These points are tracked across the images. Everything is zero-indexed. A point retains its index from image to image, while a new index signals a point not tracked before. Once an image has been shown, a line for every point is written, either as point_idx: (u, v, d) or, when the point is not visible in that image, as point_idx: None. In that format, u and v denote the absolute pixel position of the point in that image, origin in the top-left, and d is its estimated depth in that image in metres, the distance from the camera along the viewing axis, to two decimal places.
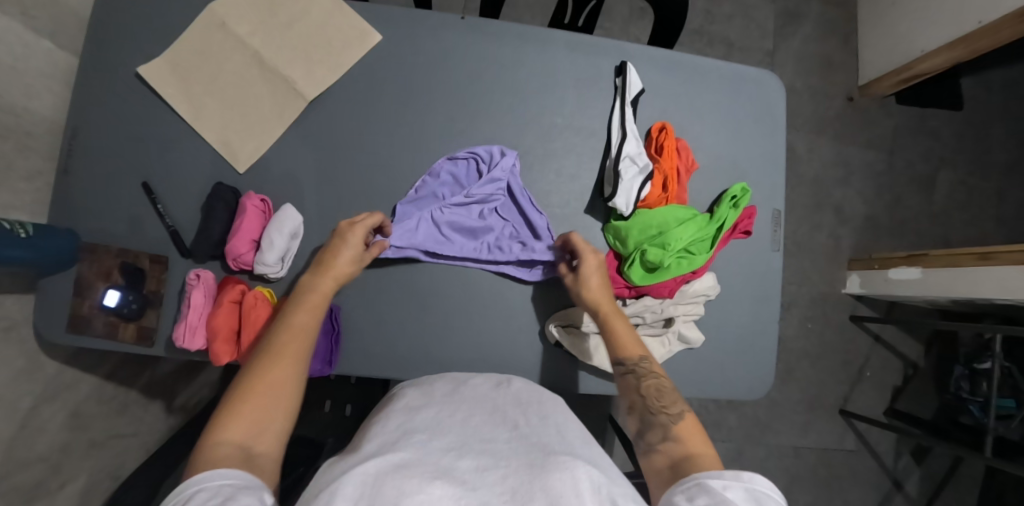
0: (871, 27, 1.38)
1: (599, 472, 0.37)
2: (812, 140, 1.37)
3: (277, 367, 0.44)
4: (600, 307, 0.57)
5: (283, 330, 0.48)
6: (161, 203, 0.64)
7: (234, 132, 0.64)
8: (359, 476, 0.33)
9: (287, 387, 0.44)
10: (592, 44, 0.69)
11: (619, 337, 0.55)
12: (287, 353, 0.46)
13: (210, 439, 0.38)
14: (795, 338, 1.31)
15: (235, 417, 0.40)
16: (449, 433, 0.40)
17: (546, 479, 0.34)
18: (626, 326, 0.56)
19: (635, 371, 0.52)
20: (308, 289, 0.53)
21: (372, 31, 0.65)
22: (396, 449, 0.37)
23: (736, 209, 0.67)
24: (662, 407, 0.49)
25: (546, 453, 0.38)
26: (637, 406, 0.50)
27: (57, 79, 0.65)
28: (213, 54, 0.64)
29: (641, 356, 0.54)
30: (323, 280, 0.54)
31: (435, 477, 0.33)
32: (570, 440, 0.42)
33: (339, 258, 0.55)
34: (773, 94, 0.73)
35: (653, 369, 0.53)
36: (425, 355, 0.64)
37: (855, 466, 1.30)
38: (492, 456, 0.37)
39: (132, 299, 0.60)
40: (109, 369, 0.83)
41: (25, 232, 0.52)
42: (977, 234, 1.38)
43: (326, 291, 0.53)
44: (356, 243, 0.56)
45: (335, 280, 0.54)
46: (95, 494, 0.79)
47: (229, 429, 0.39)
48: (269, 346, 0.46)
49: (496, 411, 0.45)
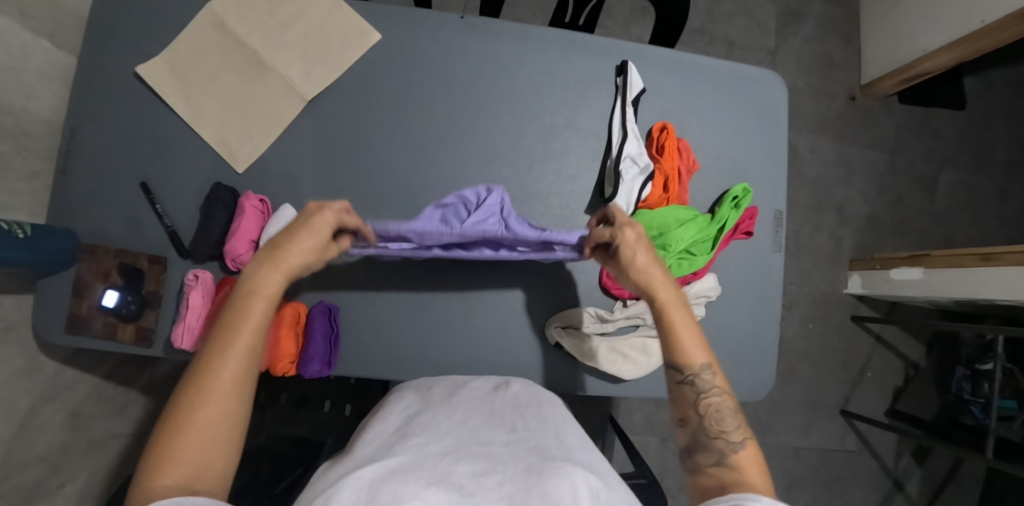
0: (874, 26, 1.37)
1: (597, 477, 0.37)
2: (813, 140, 1.37)
3: (215, 392, 0.37)
4: (658, 302, 0.49)
5: (220, 338, 0.40)
6: (160, 203, 0.63)
7: (233, 132, 0.64)
8: (355, 481, 0.33)
9: (230, 416, 0.38)
10: (593, 43, 0.68)
11: (676, 340, 0.48)
12: (229, 372, 0.38)
13: (144, 486, 0.33)
14: (796, 338, 1.31)
15: (168, 462, 0.34)
16: (445, 438, 0.40)
17: (544, 485, 0.33)
18: (691, 329, 0.48)
19: (693, 384, 0.46)
20: (251, 291, 0.42)
21: (371, 31, 0.65)
22: (392, 454, 0.37)
23: (737, 209, 0.66)
24: (720, 432, 0.44)
25: (544, 458, 0.38)
26: (690, 421, 0.46)
27: (56, 79, 0.65)
28: (211, 53, 0.64)
29: (702, 365, 0.47)
30: (271, 277, 0.43)
31: (432, 483, 0.33)
32: (569, 445, 0.42)
33: (294, 247, 0.45)
34: (775, 93, 0.73)
35: (715, 383, 0.46)
36: (424, 357, 0.64)
37: (856, 467, 1.30)
38: (489, 462, 0.37)
39: (131, 299, 0.60)
40: (108, 369, 0.83)
41: (24, 232, 0.52)
42: (979, 234, 1.38)
43: (274, 290, 0.43)
44: (319, 230, 0.46)
45: (286, 276, 0.44)
46: (94, 494, 0.79)
47: (166, 476, 0.34)
48: (205, 361, 0.39)
49: (494, 415, 0.45)
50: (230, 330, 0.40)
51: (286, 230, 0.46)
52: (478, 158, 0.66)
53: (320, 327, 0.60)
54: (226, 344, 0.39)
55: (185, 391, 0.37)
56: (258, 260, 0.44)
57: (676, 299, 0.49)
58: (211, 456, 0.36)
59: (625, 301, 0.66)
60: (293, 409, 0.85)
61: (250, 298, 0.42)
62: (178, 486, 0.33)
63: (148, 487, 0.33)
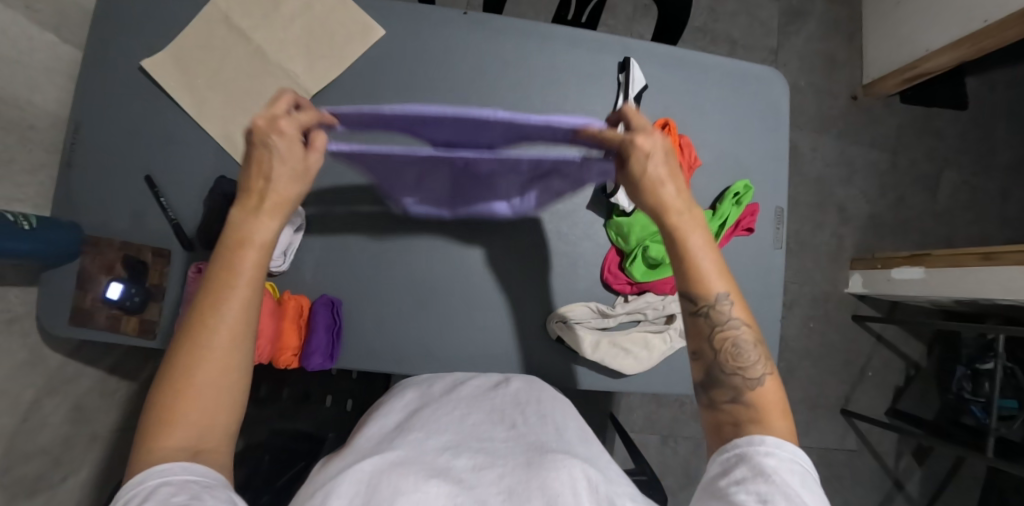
0: (876, 26, 1.37)
1: (596, 470, 0.37)
2: (815, 139, 1.37)
3: (202, 354, 0.36)
4: (673, 232, 0.43)
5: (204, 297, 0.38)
6: (164, 196, 0.64)
7: (237, 126, 0.64)
8: (355, 475, 0.34)
9: (225, 373, 0.37)
10: (595, 40, 0.69)
11: (695, 272, 0.42)
12: (215, 332, 0.37)
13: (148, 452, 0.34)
14: (797, 337, 1.31)
15: (170, 424, 0.35)
16: (445, 433, 0.40)
17: (543, 477, 0.34)
18: (711, 259, 0.43)
19: (708, 318, 0.42)
20: (236, 239, 0.39)
21: (374, 26, 0.65)
22: (392, 448, 0.37)
23: (738, 206, 0.67)
24: (737, 367, 0.41)
25: (543, 452, 0.38)
26: (704, 354, 0.43)
27: (61, 73, 0.65)
28: (216, 48, 0.64)
29: (720, 293, 0.42)
30: (254, 221, 0.40)
31: (431, 476, 0.33)
32: (569, 439, 0.43)
33: (270, 181, 0.40)
34: (776, 90, 0.73)
35: (733, 315, 0.42)
36: (426, 351, 0.64)
37: (856, 466, 1.30)
38: (489, 455, 0.37)
39: (134, 292, 0.60)
40: (110, 362, 0.83)
41: (29, 224, 0.53)
42: (980, 234, 1.38)
43: (258, 234, 0.40)
44: (286, 153, 0.40)
45: (271, 215, 0.41)
46: (95, 488, 0.79)
47: (171, 435, 0.34)
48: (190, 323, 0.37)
49: (495, 411, 0.45)
50: (218, 288, 0.38)
51: (252, 159, 0.40)
52: None
53: (323, 320, 0.60)
54: (218, 300, 0.38)
55: (181, 351, 0.37)
56: (238, 201, 0.40)
57: (694, 218, 0.43)
58: (215, 415, 0.36)
59: (626, 296, 0.67)
60: (294, 404, 0.85)
61: (235, 250, 0.39)
62: (183, 445, 0.34)
63: (154, 447, 0.34)
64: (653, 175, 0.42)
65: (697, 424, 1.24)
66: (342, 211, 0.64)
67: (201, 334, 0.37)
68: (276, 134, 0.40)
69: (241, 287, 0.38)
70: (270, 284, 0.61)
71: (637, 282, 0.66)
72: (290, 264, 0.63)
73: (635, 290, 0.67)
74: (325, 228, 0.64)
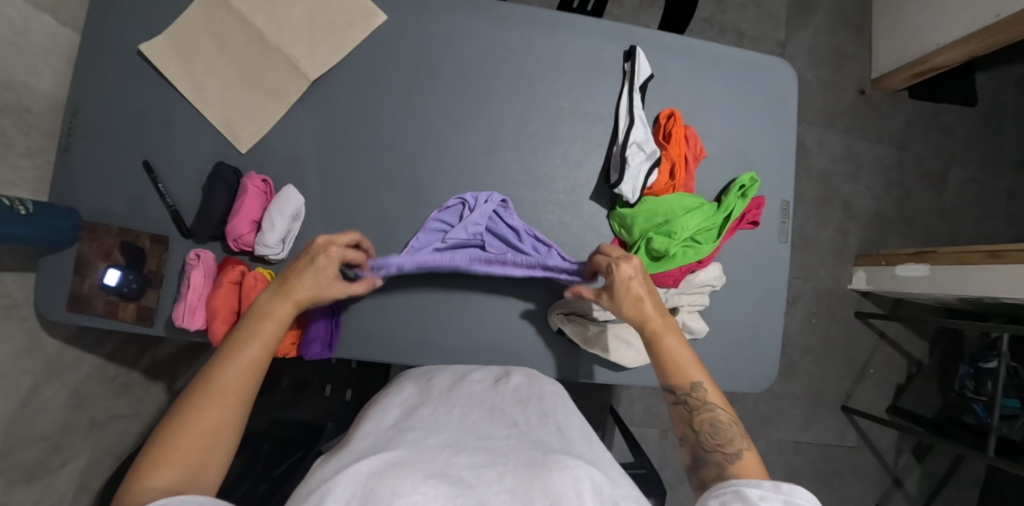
0: (886, 18, 1.35)
1: (600, 472, 0.37)
2: (821, 134, 1.35)
3: (211, 406, 0.41)
4: (647, 321, 0.53)
5: (226, 359, 0.45)
6: (162, 182, 0.63)
7: (235, 112, 0.63)
8: (352, 475, 0.32)
9: (225, 423, 0.41)
10: (601, 28, 0.67)
11: (665, 363, 0.51)
12: (227, 391, 0.43)
13: (137, 483, 0.36)
14: (799, 333, 1.30)
15: (161, 463, 0.37)
16: (444, 433, 0.39)
17: (545, 479, 0.33)
18: (681, 344, 0.52)
19: (686, 402, 0.49)
20: (262, 315, 0.49)
21: (376, 11, 0.64)
22: (391, 448, 0.37)
23: (744, 198, 0.65)
24: (716, 444, 0.46)
25: (545, 452, 0.37)
26: (688, 437, 0.49)
27: (59, 56, 0.64)
28: (214, 32, 0.63)
29: (696, 381, 0.50)
30: (280, 304, 0.49)
31: (429, 476, 0.32)
32: (572, 440, 0.42)
33: (298, 283, 0.51)
34: (785, 81, 0.72)
35: (708, 397, 0.49)
36: (426, 341, 0.64)
37: (855, 463, 1.30)
38: (491, 453, 0.37)
39: (132, 278, 0.60)
40: (110, 349, 0.83)
41: (24, 209, 0.52)
42: (986, 232, 1.36)
43: (281, 317, 0.49)
44: (323, 265, 0.52)
45: (296, 303, 0.50)
46: (95, 475, 0.79)
47: (158, 474, 0.37)
48: (207, 379, 0.43)
49: (496, 409, 0.44)
50: (241, 348, 0.46)
51: (294, 268, 0.52)
52: (482, 143, 0.65)
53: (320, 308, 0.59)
54: (234, 359, 0.45)
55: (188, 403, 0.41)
56: (270, 293, 0.51)
57: (665, 320, 0.54)
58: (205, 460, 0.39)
59: None
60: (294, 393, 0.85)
61: (262, 321, 0.48)
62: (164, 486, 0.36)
63: (141, 480, 0.36)
64: (634, 289, 0.54)
65: None
66: (343, 201, 0.63)
67: (217, 385, 0.42)
68: (324, 248, 0.52)
69: (261, 350, 0.46)
70: (267, 271, 0.60)
71: None
72: (289, 252, 0.62)
73: None
74: (326, 215, 0.63)
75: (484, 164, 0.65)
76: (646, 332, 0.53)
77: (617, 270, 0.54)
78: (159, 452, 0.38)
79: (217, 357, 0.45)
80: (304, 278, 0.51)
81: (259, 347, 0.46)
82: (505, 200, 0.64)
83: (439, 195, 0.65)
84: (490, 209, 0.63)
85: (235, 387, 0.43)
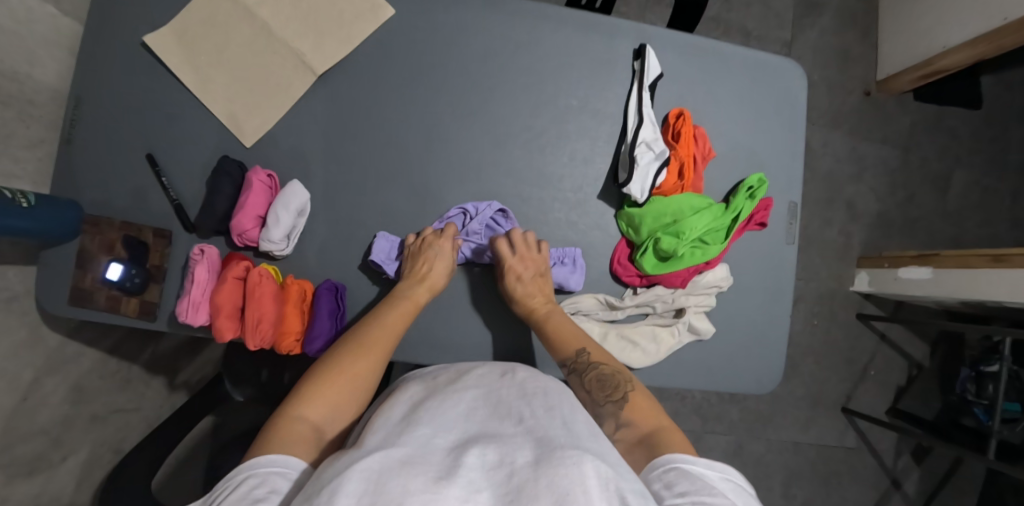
0: (893, 19, 1.34)
1: (606, 465, 0.35)
2: (826, 134, 1.35)
3: (362, 357, 0.49)
4: (532, 312, 0.59)
5: (375, 324, 0.54)
6: (166, 175, 0.62)
7: (240, 105, 0.62)
8: (363, 470, 0.30)
9: (362, 379, 0.48)
10: (609, 25, 0.67)
11: (552, 339, 0.57)
12: (375, 348, 0.51)
13: (292, 410, 0.43)
14: (801, 334, 1.30)
15: (311, 398, 0.44)
16: (455, 431, 0.38)
17: (549, 478, 0.31)
18: (560, 325, 0.58)
19: (576, 368, 0.54)
20: (404, 296, 0.57)
21: (384, 6, 0.63)
22: (400, 444, 0.35)
23: (752, 200, 0.65)
24: (607, 397, 0.51)
25: (551, 447, 0.35)
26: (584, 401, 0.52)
27: (62, 46, 0.63)
28: (220, 24, 0.62)
29: (578, 349, 0.56)
30: (417, 289, 0.58)
31: (443, 476, 0.31)
32: (580, 432, 0.39)
33: (432, 269, 0.59)
34: (794, 81, 0.71)
35: (591, 359, 0.55)
36: (430, 338, 0.63)
37: (854, 464, 1.30)
38: (500, 449, 0.35)
39: (134, 273, 0.59)
40: (110, 344, 0.83)
41: (27, 202, 0.51)
42: (989, 236, 1.36)
43: (420, 300, 0.58)
44: (449, 256, 0.60)
45: (430, 288, 0.59)
46: (96, 469, 0.79)
47: (310, 409, 0.43)
48: (360, 337, 0.51)
49: (501, 403, 0.43)
50: (384, 316, 0.55)
51: (419, 255, 0.59)
52: (488, 140, 0.65)
53: (325, 306, 0.59)
54: (377, 323, 0.54)
55: (341, 351, 0.50)
56: (405, 281, 0.59)
57: (547, 302, 0.60)
58: (346, 405, 0.46)
59: (635, 289, 0.65)
60: None
61: (403, 301, 0.57)
62: (314, 418, 0.43)
63: (300, 406, 0.43)
64: (520, 287, 0.59)
65: (697, 418, 1.26)
66: (348, 196, 0.63)
67: (366, 341, 0.51)
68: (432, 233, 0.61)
69: (401, 319, 0.55)
70: (272, 267, 0.60)
71: (647, 275, 0.64)
72: (294, 249, 0.61)
73: (645, 283, 0.65)
74: (331, 210, 0.63)
75: (491, 161, 0.65)
76: (533, 323, 0.59)
77: (507, 271, 0.59)
78: (313, 389, 0.45)
79: (363, 324, 0.54)
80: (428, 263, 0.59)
81: (399, 318, 0.55)
82: (503, 209, 0.64)
83: (445, 192, 0.64)
84: (488, 216, 0.63)
85: (377, 345, 0.51)
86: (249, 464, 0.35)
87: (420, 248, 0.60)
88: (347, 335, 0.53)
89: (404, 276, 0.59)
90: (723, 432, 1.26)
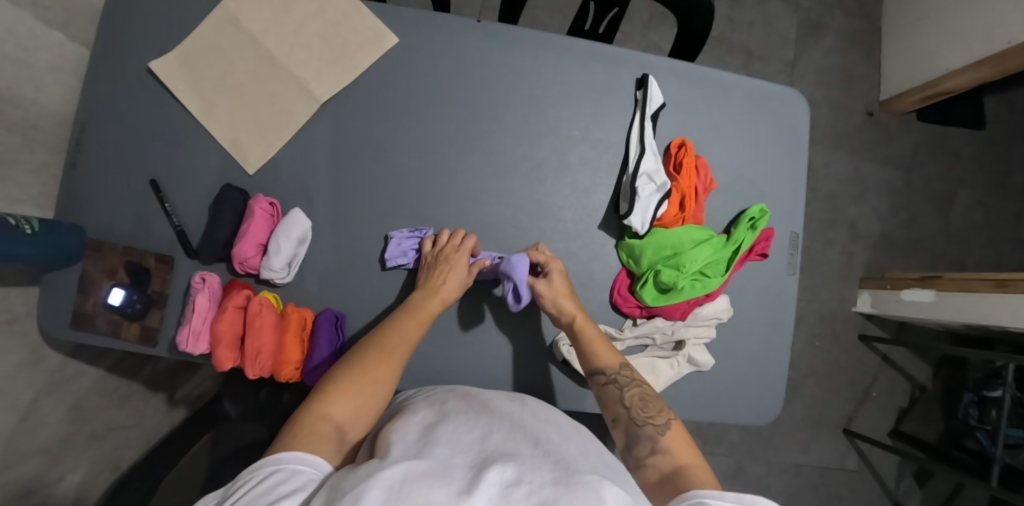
0: (896, 40, 1.35)
1: (623, 490, 0.32)
2: (829, 154, 1.35)
3: (381, 364, 0.50)
4: (574, 317, 0.58)
5: (394, 330, 0.54)
6: (169, 201, 0.63)
7: (244, 132, 0.62)
8: (385, 480, 0.28)
9: (381, 387, 0.48)
10: (613, 55, 0.67)
11: (590, 349, 0.57)
12: (392, 355, 0.51)
13: (319, 409, 0.43)
14: (803, 355, 1.30)
15: (332, 400, 0.44)
16: (473, 448, 0.34)
17: (569, 499, 0.28)
18: (599, 335, 0.58)
19: (615, 380, 0.54)
20: (417, 307, 0.57)
21: (388, 33, 0.63)
22: (419, 456, 0.31)
23: (754, 231, 0.65)
24: (647, 417, 0.51)
25: (570, 470, 0.32)
26: (620, 418, 0.53)
27: (67, 72, 0.64)
28: (224, 51, 0.63)
29: (618, 362, 0.56)
30: (431, 300, 0.58)
31: (464, 492, 0.28)
32: (595, 461, 0.36)
33: (446, 281, 0.59)
34: (796, 111, 0.71)
35: (632, 377, 0.55)
36: (428, 368, 0.63)
37: (856, 487, 1.29)
38: (520, 468, 0.31)
39: (136, 298, 0.59)
40: (110, 362, 0.83)
41: (31, 228, 0.51)
42: (992, 257, 1.36)
43: (433, 311, 0.58)
44: (464, 272, 0.59)
45: (442, 301, 0.58)
46: (94, 488, 0.79)
47: (337, 408, 0.44)
48: (380, 342, 0.52)
49: (516, 426, 0.38)
50: (402, 324, 0.55)
51: (435, 266, 0.59)
52: (491, 168, 0.65)
53: (325, 333, 0.59)
54: (398, 329, 0.54)
55: (366, 354, 0.50)
56: (421, 290, 0.59)
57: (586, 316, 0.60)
58: (364, 419, 0.46)
59: (635, 320, 0.65)
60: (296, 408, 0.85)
61: (419, 312, 0.57)
62: (335, 417, 0.43)
63: (327, 406, 0.44)
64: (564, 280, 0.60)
65: (697, 440, 1.25)
66: (352, 223, 0.63)
67: (387, 347, 0.51)
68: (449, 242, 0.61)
69: (417, 328, 0.55)
70: (272, 296, 0.60)
71: (647, 306, 0.64)
72: (294, 276, 0.62)
73: (645, 314, 0.65)
74: (333, 238, 0.63)
75: (492, 189, 0.65)
76: (572, 326, 0.58)
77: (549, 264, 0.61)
78: (339, 389, 0.46)
79: (386, 326, 0.54)
80: (444, 279, 0.59)
81: (417, 329, 0.55)
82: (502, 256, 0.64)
83: (447, 220, 0.65)
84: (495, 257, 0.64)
85: (396, 351, 0.52)
86: (275, 459, 0.35)
87: (436, 259, 0.60)
88: (369, 339, 0.53)
89: (419, 286, 0.60)
90: (723, 453, 1.25)
